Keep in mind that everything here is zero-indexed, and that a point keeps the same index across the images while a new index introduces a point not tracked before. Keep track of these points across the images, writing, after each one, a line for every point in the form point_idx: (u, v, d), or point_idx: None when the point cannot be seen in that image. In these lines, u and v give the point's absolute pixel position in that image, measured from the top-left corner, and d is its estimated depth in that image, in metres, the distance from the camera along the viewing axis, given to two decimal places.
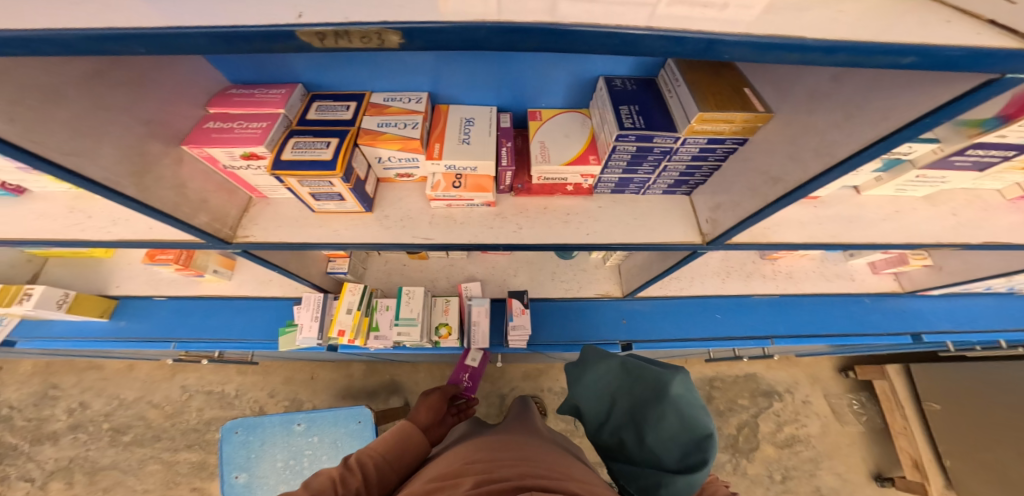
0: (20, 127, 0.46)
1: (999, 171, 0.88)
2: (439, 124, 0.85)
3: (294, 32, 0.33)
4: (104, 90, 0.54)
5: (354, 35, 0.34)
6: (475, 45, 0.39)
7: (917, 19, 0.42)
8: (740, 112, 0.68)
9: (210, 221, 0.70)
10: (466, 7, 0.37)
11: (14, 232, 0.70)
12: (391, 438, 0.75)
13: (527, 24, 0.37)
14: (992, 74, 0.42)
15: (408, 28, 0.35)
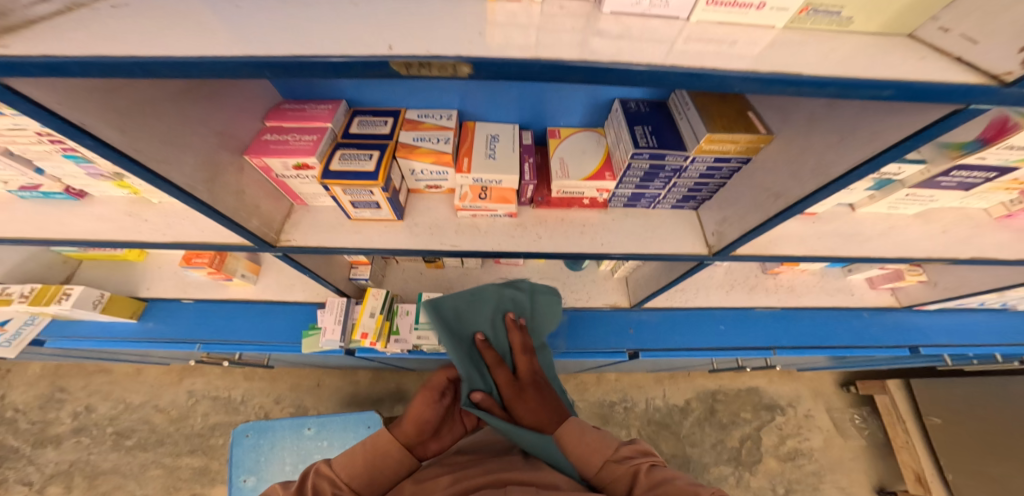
0: (129, 138, 0.52)
1: (984, 191, 0.96)
2: (467, 140, 0.91)
3: (387, 61, 0.40)
4: (190, 106, 0.61)
5: (434, 66, 0.41)
6: (528, 77, 0.46)
7: (896, 58, 0.50)
8: (744, 133, 0.75)
9: (261, 225, 0.76)
10: (530, 50, 0.45)
11: (75, 232, 0.75)
12: (357, 451, 0.72)
13: (578, 63, 0.45)
14: (957, 105, 0.49)
15: (477, 62, 0.42)
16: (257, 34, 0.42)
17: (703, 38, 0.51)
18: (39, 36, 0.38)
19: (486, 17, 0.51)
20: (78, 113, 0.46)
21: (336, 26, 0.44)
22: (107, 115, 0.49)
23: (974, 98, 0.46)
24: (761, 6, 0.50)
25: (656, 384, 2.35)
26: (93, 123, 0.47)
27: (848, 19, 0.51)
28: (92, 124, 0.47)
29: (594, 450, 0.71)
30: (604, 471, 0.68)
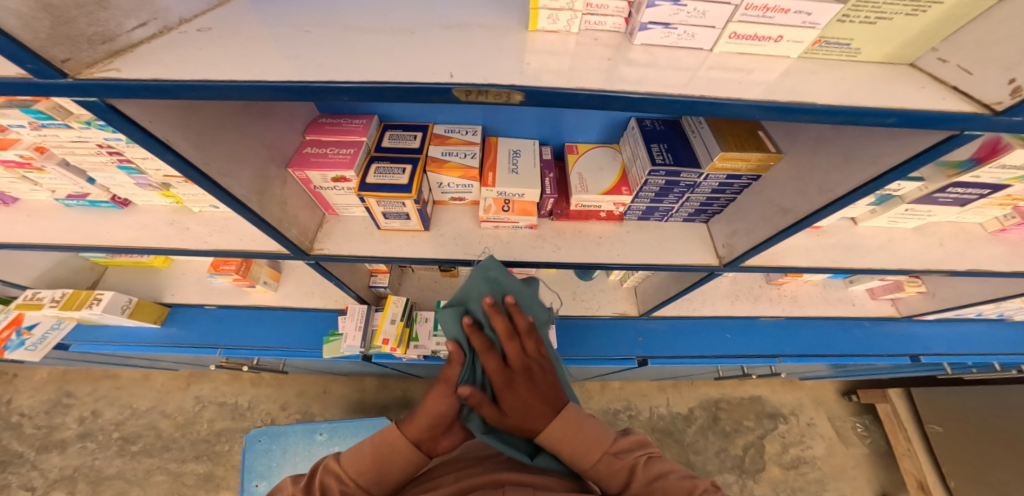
0: (201, 153, 0.56)
1: (979, 207, 1.01)
2: (491, 156, 0.96)
3: (451, 88, 0.48)
4: (247, 122, 0.66)
5: (491, 93, 0.49)
6: (572, 103, 0.51)
7: (900, 86, 0.54)
8: (756, 152, 0.80)
9: (298, 235, 0.80)
10: (573, 82, 0.51)
11: (123, 240, 0.80)
12: (365, 447, 0.64)
13: (616, 94, 0.51)
14: (951, 132, 0.53)
15: (528, 91, 0.48)
16: (328, 62, 0.47)
17: (722, 68, 0.56)
18: (143, 60, 0.43)
19: (525, 46, 0.56)
20: (165, 130, 0.50)
21: (400, 58, 0.51)
22: (185, 131, 0.53)
23: (972, 125, 0.51)
24: (778, 39, 0.55)
25: (660, 393, 2.38)
26: (175, 139, 0.52)
27: (858, 50, 0.56)
28: (174, 140, 0.52)
29: (589, 446, 0.63)
30: (601, 465, 0.62)
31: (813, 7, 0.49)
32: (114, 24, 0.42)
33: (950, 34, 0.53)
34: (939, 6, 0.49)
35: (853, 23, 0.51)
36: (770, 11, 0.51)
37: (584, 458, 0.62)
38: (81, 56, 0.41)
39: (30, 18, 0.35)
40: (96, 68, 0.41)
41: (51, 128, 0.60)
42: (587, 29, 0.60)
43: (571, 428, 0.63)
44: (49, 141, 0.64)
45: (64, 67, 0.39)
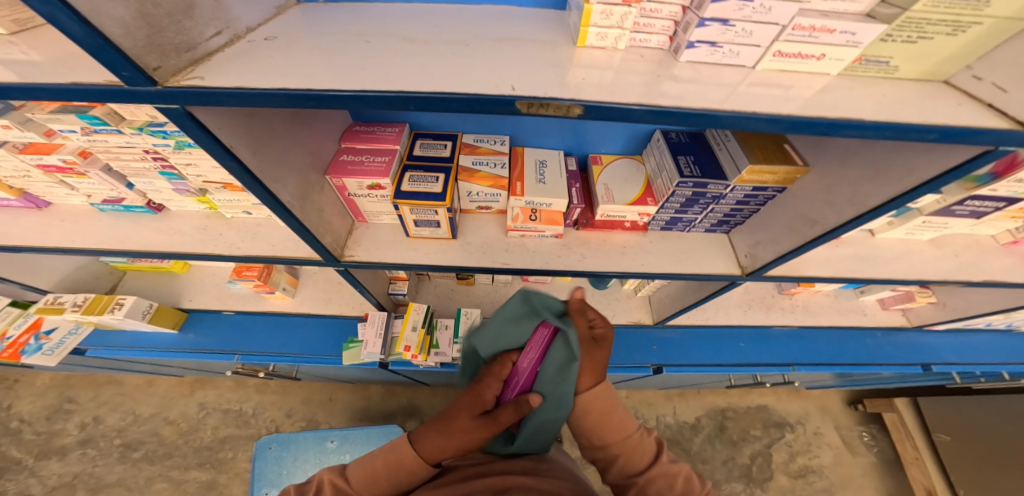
0: (257, 158, 0.60)
1: (992, 220, 1.03)
2: (518, 165, 0.97)
3: (514, 101, 0.51)
4: (295, 130, 0.70)
5: (551, 106, 0.52)
6: (626, 116, 0.54)
7: (938, 103, 0.56)
8: (783, 165, 0.82)
9: (333, 241, 0.84)
10: (624, 97, 0.54)
11: (163, 244, 0.86)
12: (375, 461, 0.66)
13: (668, 110, 0.53)
14: (986, 147, 0.55)
15: (587, 105, 0.52)
16: (393, 72, 0.54)
17: (762, 84, 0.59)
18: (218, 67, 0.50)
19: (573, 59, 0.61)
20: (230, 137, 0.55)
21: (458, 77, 0.54)
22: (245, 137, 0.58)
23: (1012, 141, 0.52)
24: (821, 57, 0.58)
25: (667, 402, 2.37)
26: (238, 146, 0.57)
27: (896, 67, 0.60)
28: (235, 145, 0.56)
29: (625, 423, 0.72)
30: (631, 439, 0.71)
31: (857, 27, 0.52)
32: (196, 34, 0.51)
33: (985, 53, 0.56)
34: (977, 28, 0.52)
35: (895, 42, 0.55)
36: (816, 32, 0.54)
37: (615, 430, 0.71)
38: (168, 64, 0.47)
39: (132, 27, 0.41)
40: (179, 75, 0.47)
41: (102, 134, 0.68)
42: (633, 46, 0.65)
43: (609, 400, 0.73)
44: (97, 146, 0.71)
45: (155, 74, 0.45)
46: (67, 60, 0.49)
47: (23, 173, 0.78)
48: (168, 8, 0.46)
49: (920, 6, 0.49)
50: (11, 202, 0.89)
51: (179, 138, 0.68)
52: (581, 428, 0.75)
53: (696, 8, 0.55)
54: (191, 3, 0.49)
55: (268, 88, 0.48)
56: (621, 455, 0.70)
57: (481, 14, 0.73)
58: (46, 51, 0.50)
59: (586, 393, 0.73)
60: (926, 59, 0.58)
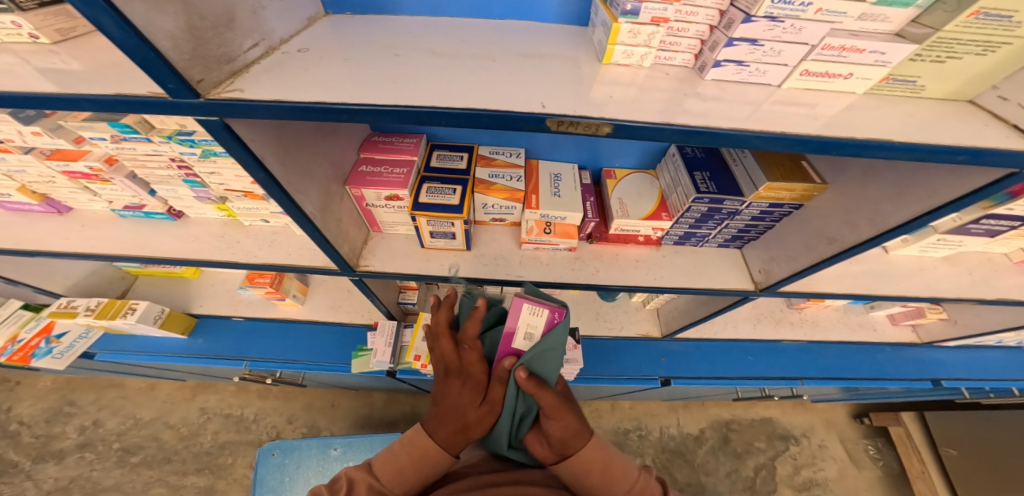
0: (284, 169, 0.64)
1: (1006, 238, 1.04)
2: (534, 178, 0.99)
3: (545, 119, 0.52)
4: (319, 143, 0.74)
5: (582, 125, 0.53)
6: (653, 136, 0.54)
7: (963, 126, 0.57)
8: (801, 183, 0.82)
9: (348, 251, 0.87)
10: (653, 116, 0.55)
11: (184, 251, 0.90)
12: (397, 452, 0.66)
13: (699, 129, 0.54)
14: (1010, 170, 0.55)
15: (617, 124, 0.52)
16: (420, 85, 0.55)
17: (786, 103, 0.60)
18: (253, 80, 0.52)
19: (598, 76, 0.62)
20: (262, 149, 0.58)
21: (486, 91, 0.55)
22: (274, 149, 0.61)
23: None
24: (848, 76, 0.59)
25: (671, 414, 2.34)
26: (267, 158, 0.60)
27: (922, 87, 0.61)
28: (265, 157, 0.59)
29: (617, 479, 0.65)
30: (638, 490, 0.65)
31: (887, 47, 0.54)
32: (238, 45, 0.53)
33: (1011, 74, 0.57)
34: (1006, 48, 0.53)
35: (924, 61, 0.56)
36: (846, 51, 0.55)
37: (622, 483, 0.65)
38: (210, 77, 0.49)
39: (179, 41, 0.44)
40: (220, 87, 0.50)
41: (130, 141, 0.70)
42: (658, 64, 0.66)
43: (608, 451, 0.68)
44: (125, 154, 0.74)
45: (198, 87, 0.47)
46: (105, 68, 0.52)
47: (49, 179, 0.83)
48: (211, 21, 0.48)
49: (952, 26, 0.50)
50: (33, 207, 0.92)
51: (205, 147, 0.70)
52: (585, 493, 0.65)
53: (724, 28, 0.56)
54: (233, 16, 0.52)
55: (305, 101, 0.49)
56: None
57: (502, 29, 0.74)
58: (89, 63, 0.54)
59: (581, 449, 0.66)
60: (952, 80, 0.59)
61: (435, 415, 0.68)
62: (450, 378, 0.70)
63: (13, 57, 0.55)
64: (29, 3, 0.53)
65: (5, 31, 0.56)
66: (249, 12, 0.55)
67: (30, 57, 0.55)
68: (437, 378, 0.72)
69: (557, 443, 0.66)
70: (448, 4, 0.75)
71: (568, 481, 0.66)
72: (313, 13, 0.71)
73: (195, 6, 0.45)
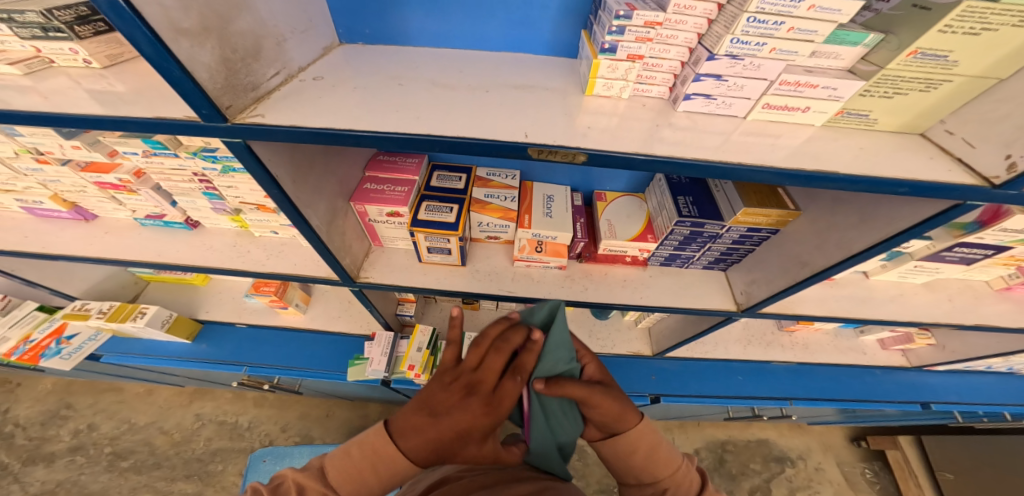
0: (296, 187, 0.70)
1: (983, 266, 1.08)
2: (527, 199, 1.07)
3: (527, 148, 0.58)
4: (332, 164, 0.82)
5: (559, 153, 0.59)
6: (627, 164, 0.60)
7: (913, 160, 0.63)
8: (775, 210, 0.88)
9: (350, 263, 0.94)
10: (628, 146, 0.61)
11: (197, 259, 0.96)
12: (355, 454, 0.69)
13: (667, 158, 0.60)
14: (955, 201, 0.61)
15: (591, 153, 0.58)
16: (418, 114, 0.62)
17: (753, 135, 0.67)
18: (274, 106, 0.59)
19: (582, 106, 0.69)
20: (277, 168, 0.65)
21: (483, 119, 0.62)
22: (289, 169, 0.68)
23: (972, 195, 0.59)
24: (806, 109, 0.66)
25: (666, 432, 2.31)
26: (282, 176, 0.66)
27: (875, 120, 0.67)
28: (280, 175, 0.66)
29: (658, 461, 0.75)
30: (679, 473, 0.75)
31: (838, 83, 0.60)
32: (262, 75, 0.60)
33: (956, 110, 0.64)
34: (948, 85, 0.59)
35: (873, 96, 0.63)
36: (802, 86, 0.61)
37: (665, 465, 0.75)
38: (236, 104, 0.55)
39: (213, 71, 0.51)
40: (245, 112, 0.56)
41: (160, 156, 0.78)
42: (637, 95, 0.72)
43: (657, 436, 0.77)
44: (153, 167, 0.82)
45: (227, 112, 0.54)
46: (144, 91, 0.60)
47: (81, 189, 0.90)
48: (242, 54, 0.55)
49: (893, 65, 0.57)
50: (62, 214, 0.99)
51: (226, 163, 0.77)
52: (630, 465, 0.76)
53: (693, 64, 0.63)
54: (260, 49, 0.59)
55: (320, 126, 0.56)
56: (672, 488, 0.74)
57: (499, 61, 0.82)
58: (132, 86, 0.61)
59: (632, 432, 0.75)
60: (903, 114, 0.66)
61: (429, 427, 0.67)
62: (473, 399, 0.68)
63: (67, 80, 0.63)
64: (87, 32, 0.62)
65: (62, 56, 0.64)
66: (273, 45, 0.62)
67: (82, 80, 0.62)
68: (457, 389, 0.70)
69: (608, 424, 0.75)
70: (452, 36, 0.83)
71: (615, 454, 0.77)
72: (329, 44, 0.79)
73: (228, 41, 0.53)
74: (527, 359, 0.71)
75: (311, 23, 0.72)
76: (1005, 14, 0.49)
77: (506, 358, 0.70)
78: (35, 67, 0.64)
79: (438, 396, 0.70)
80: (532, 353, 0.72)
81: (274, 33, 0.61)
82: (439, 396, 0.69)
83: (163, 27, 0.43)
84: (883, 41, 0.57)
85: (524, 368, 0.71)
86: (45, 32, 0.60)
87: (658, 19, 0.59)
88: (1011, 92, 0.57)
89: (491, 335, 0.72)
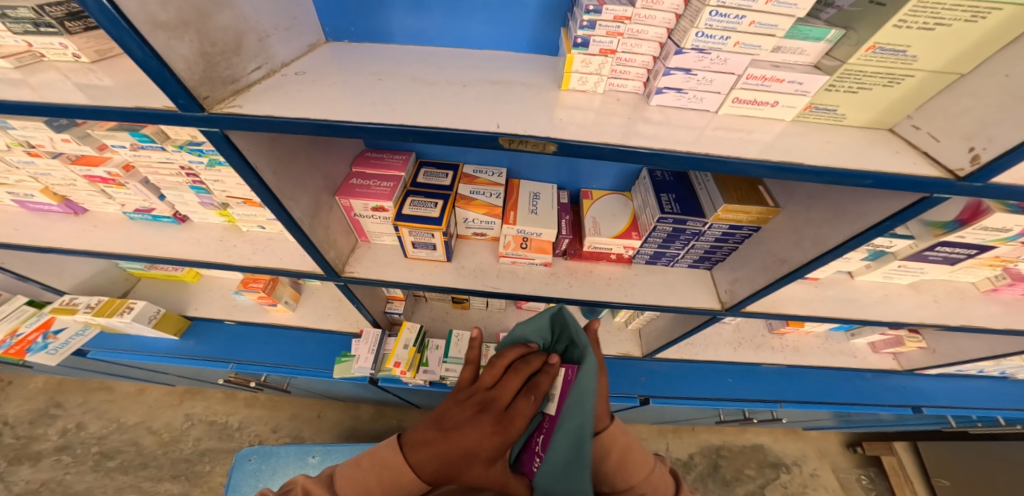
0: (276, 179, 0.72)
1: (969, 266, 1.09)
2: (513, 196, 1.09)
3: (497, 138, 0.60)
4: (316, 156, 0.84)
5: (530, 143, 0.61)
6: (597, 154, 0.62)
7: (880, 153, 0.64)
8: (755, 206, 0.90)
9: (334, 256, 0.94)
10: (598, 137, 0.63)
11: (184, 253, 0.97)
12: (363, 463, 0.63)
13: (636, 149, 0.61)
14: (922, 194, 0.62)
15: (561, 143, 0.60)
16: (394, 106, 0.64)
17: (725, 129, 0.68)
18: (253, 99, 0.60)
19: (558, 101, 0.71)
20: (258, 159, 0.67)
21: (458, 110, 0.65)
22: (269, 160, 0.70)
23: (936, 188, 0.60)
24: (775, 104, 0.68)
25: (661, 437, 2.29)
26: (262, 167, 0.68)
27: (843, 115, 0.69)
28: (261, 166, 0.67)
29: (636, 465, 0.73)
30: (653, 475, 0.73)
31: (803, 78, 0.62)
32: (243, 67, 0.62)
33: (921, 105, 0.65)
34: (910, 80, 0.61)
35: (838, 91, 0.64)
36: (768, 81, 0.63)
37: (638, 469, 0.73)
38: (215, 95, 0.57)
39: (191, 63, 0.53)
40: (223, 103, 0.58)
41: (147, 150, 0.80)
42: (612, 90, 0.74)
43: (630, 439, 0.75)
44: (141, 160, 0.83)
45: (204, 102, 0.55)
46: (131, 84, 0.62)
47: (71, 182, 0.92)
48: (222, 48, 0.57)
49: (855, 59, 0.59)
50: (52, 207, 1.01)
51: (212, 156, 0.79)
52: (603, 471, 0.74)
53: (662, 59, 0.65)
54: (241, 43, 0.60)
55: (294, 117, 0.57)
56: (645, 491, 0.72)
57: (481, 58, 0.84)
58: (119, 79, 0.63)
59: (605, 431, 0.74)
60: (871, 108, 0.67)
61: (438, 442, 0.61)
62: (487, 415, 0.63)
63: (58, 74, 0.65)
64: (77, 28, 0.64)
65: (53, 51, 0.66)
66: (256, 40, 0.64)
67: (72, 73, 0.64)
68: (471, 406, 0.65)
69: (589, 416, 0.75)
70: (435, 35, 0.85)
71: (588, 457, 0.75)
72: (315, 41, 0.82)
73: (208, 35, 0.54)
74: (541, 378, 0.70)
75: (296, 20, 0.75)
76: (956, 9, 0.51)
77: (524, 378, 0.69)
78: (25, 62, 0.67)
79: (450, 412, 0.65)
80: (548, 374, 0.70)
81: (257, 29, 0.64)
82: (452, 411, 0.65)
83: (142, 22, 0.45)
84: (843, 37, 0.59)
85: (540, 387, 0.68)
86: (37, 27, 0.62)
87: (627, 14, 0.61)
88: (974, 86, 0.58)
89: (510, 356, 0.72)
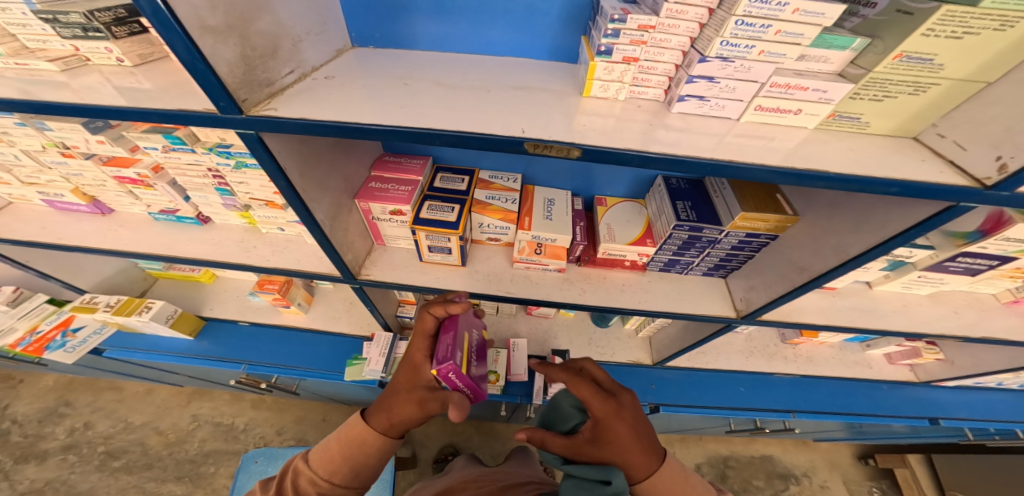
0: (301, 179, 0.72)
1: (990, 277, 1.07)
2: (528, 202, 1.10)
3: (521, 143, 0.60)
4: (339, 159, 0.85)
5: (555, 148, 0.62)
6: (619, 159, 0.62)
7: (905, 161, 0.64)
8: (773, 214, 0.89)
9: (351, 259, 0.95)
10: (619, 143, 0.63)
11: (204, 253, 0.98)
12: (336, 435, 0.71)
13: (658, 155, 0.62)
14: (948, 203, 0.62)
15: (585, 148, 0.61)
16: (420, 110, 0.65)
17: (746, 136, 0.68)
18: (286, 102, 0.61)
19: (579, 107, 0.71)
20: (286, 160, 0.68)
21: (480, 113, 0.66)
22: (297, 161, 0.71)
23: (964, 197, 0.59)
24: (798, 112, 0.68)
25: (667, 446, 2.25)
26: (290, 168, 0.69)
27: (867, 123, 0.69)
28: (288, 166, 0.69)
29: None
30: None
31: (828, 86, 0.62)
32: (278, 72, 0.63)
33: (947, 113, 0.65)
34: (936, 88, 0.61)
35: (863, 99, 0.64)
36: (791, 89, 0.63)
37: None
38: (252, 98, 0.58)
39: (232, 67, 0.54)
40: (259, 106, 0.59)
41: (177, 152, 0.81)
42: (633, 97, 0.75)
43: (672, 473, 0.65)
44: (171, 162, 0.85)
45: (242, 105, 0.57)
46: (169, 87, 0.63)
47: (99, 183, 0.94)
48: (260, 52, 0.58)
49: (881, 68, 0.59)
50: (80, 207, 1.03)
51: (239, 158, 0.80)
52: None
53: (686, 67, 0.66)
54: (277, 47, 0.62)
55: (326, 120, 0.58)
56: None
57: (502, 63, 0.85)
58: (157, 82, 0.65)
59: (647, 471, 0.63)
60: (895, 116, 0.67)
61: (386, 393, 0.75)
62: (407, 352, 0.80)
63: (100, 76, 0.66)
64: (122, 33, 0.66)
65: (98, 54, 0.68)
66: (289, 45, 0.65)
67: (113, 76, 0.66)
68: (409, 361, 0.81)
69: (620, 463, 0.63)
70: (457, 40, 0.87)
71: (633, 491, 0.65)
72: (342, 46, 0.83)
73: (248, 40, 0.56)
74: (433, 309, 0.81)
75: (326, 25, 0.76)
76: (985, 18, 0.51)
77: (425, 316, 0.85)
78: (71, 65, 0.69)
79: None
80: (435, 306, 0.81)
81: (291, 34, 0.65)
82: None
83: (190, 25, 0.47)
84: (870, 45, 0.60)
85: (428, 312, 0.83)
86: (85, 31, 0.64)
87: (651, 23, 0.62)
88: (1002, 94, 0.58)
89: None
